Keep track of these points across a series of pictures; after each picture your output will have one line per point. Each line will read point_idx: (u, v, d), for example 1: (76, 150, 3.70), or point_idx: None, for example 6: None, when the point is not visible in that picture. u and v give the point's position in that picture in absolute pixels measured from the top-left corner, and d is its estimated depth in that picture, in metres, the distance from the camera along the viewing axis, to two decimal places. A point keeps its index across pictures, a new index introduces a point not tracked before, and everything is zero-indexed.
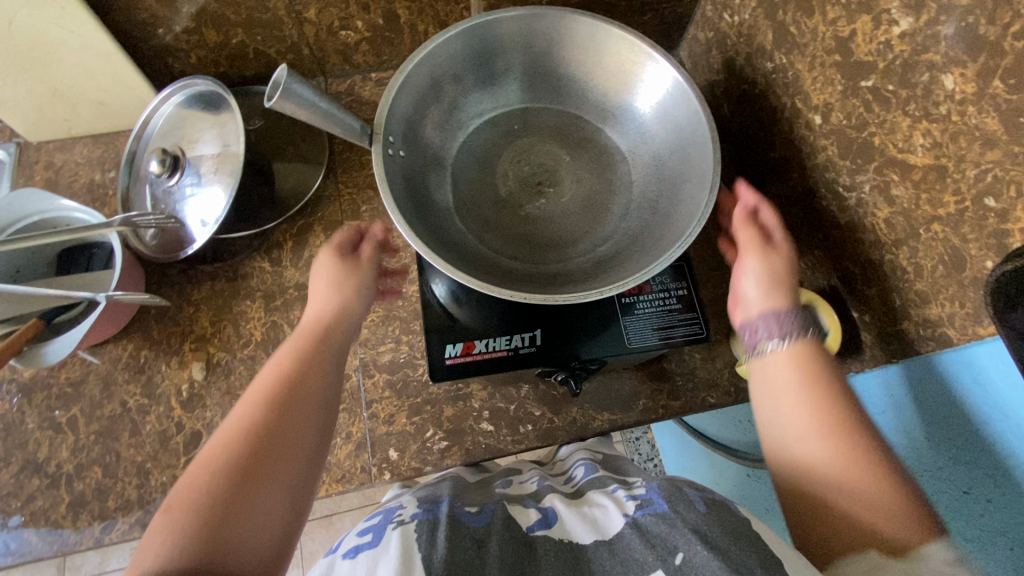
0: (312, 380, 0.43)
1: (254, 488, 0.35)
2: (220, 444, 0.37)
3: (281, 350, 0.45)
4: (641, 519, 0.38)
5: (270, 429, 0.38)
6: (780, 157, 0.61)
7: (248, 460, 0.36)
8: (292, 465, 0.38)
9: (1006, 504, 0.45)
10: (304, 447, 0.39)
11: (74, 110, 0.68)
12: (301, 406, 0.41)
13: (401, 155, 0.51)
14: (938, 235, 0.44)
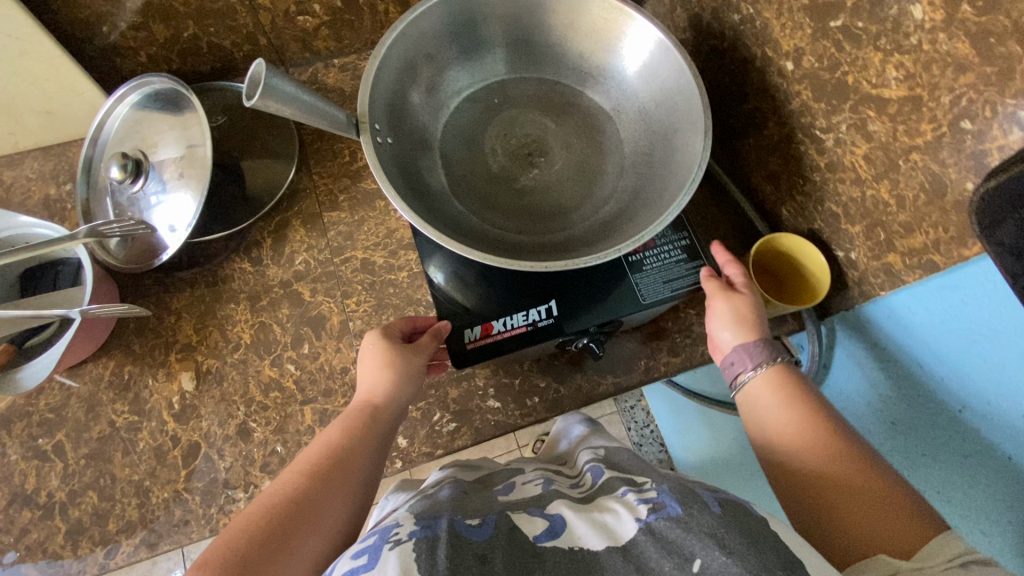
0: (356, 464, 0.43)
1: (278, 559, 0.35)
2: (263, 507, 0.38)
3: (332, 424, 0.46)
4: (655, 524, 0.32)
5: (305, 503, 0.39)
6: (754, 108, 0.62)
7: (282, 528, 0.37)
8: (317, 549, 0.38)
9: (1000, 418, 0.49)
10: (334, 528, 0.39)
11: (20, 122, 0.64)
12: (340, 487, 0.42)
13: (389, 142, 0.49)
14: (917, 164, 0.45)
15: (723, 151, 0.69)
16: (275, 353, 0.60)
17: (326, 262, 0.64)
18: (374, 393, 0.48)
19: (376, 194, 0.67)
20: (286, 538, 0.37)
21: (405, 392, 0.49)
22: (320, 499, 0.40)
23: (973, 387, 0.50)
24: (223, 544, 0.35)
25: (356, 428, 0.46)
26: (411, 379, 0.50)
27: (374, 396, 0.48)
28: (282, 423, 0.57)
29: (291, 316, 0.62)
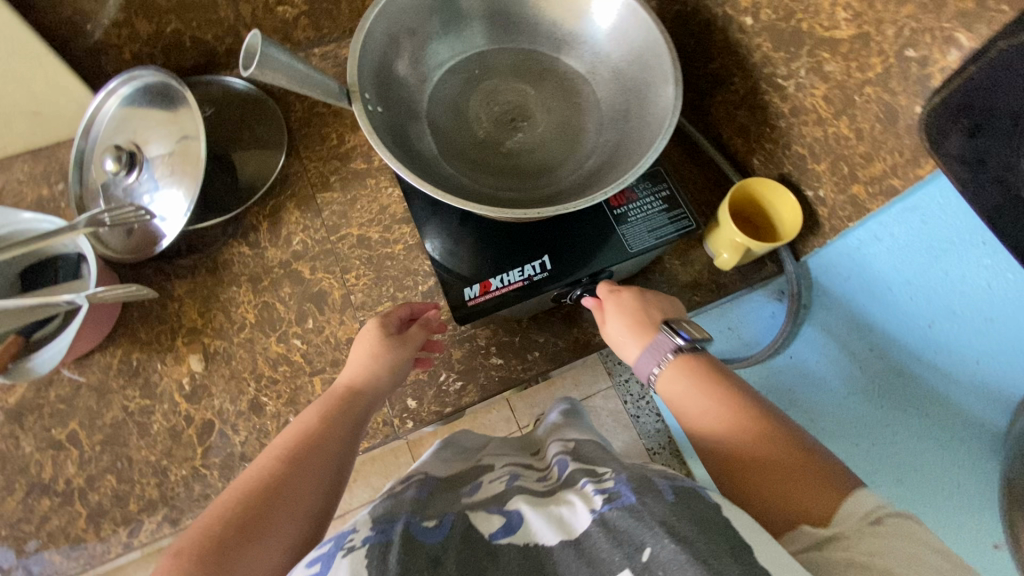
0: (333, 446, 0.45)
1: (246, 546, 0.36)
2: (232, 499, 0.39)
3: (307, 412, 0.48)
4: (606, 515, 0.34)
5: (279, 487, 0.40)
6: (720, 66, 0.65)
7: (256, 510, 0.38)
8: (293, 529, 0.39)
9: (966, 326, 0.52)
10: (308, 509, 0.40)
11: (9, 125, 0.64)
12: (316, 468, 0.42)
13: (379, 111, 0.52)
14: (871, 97, 0.49)
15: (694, 111, 0.73)
16: (280, 330, 0.62)
17: (323, 241, 0.66)
18: (354, 379, 0.50)
19: (367, 173, 0.69)
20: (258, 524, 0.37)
21: (384, 379, 0.51)
22: (295, 481, 0.41)
23: (938, 303, 0.54)
24: (197, 530, 0.36)
25: (332, 413, 0.47)
26: (388, 369, 0.51)
27: (353, 382, 0.50)
28: (293, 395, 0.59)
29: (293, 294, 0.63)
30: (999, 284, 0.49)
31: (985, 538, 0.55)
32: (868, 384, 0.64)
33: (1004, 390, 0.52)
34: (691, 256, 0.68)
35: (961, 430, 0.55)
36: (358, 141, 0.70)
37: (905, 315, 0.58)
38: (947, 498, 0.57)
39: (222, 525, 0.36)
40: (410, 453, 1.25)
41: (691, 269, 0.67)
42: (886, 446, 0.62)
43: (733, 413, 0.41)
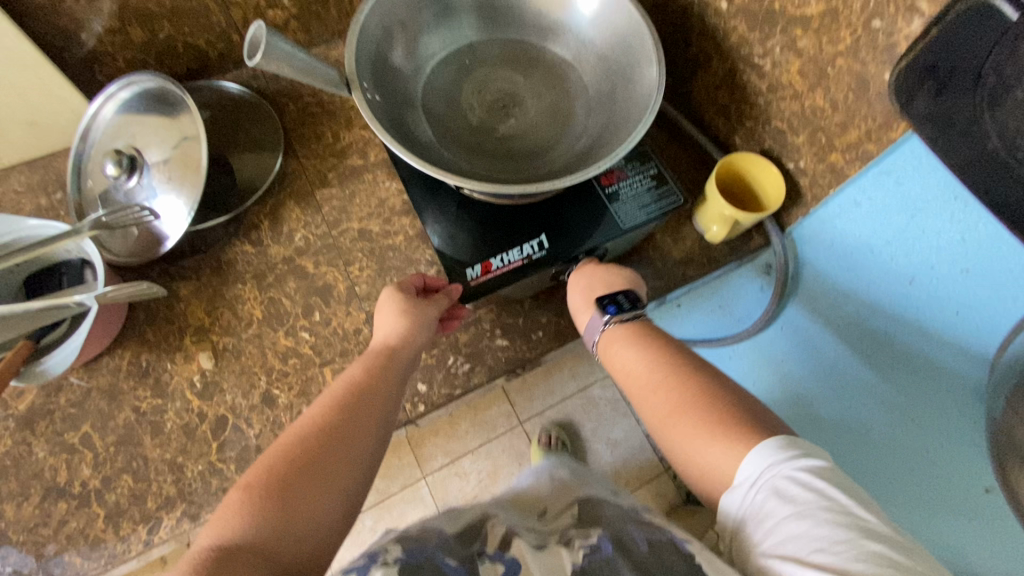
0: (379, 394, 0.47)
1: (311, 482, 0.40)
2: (294, 438, 0.43)
3: (354, 364, 0.51)
4: (589, 565, 0.43)
5: (335, 431, 0.43)
6: (698, 50, 0.68)
7: (311, 451, 0.42)
8: (348, 467, 0.42)
9: (943, 280, 0.54)
10: (362, 452, 0.43)
11: (4, 136, 0.65)
12: (365, 415, 0.46)
13: (377, 99, 0.53)
14: (843, 68, 0.53)
15: (676, 96, 0.76)
16: (288, 324, 0.63)
17: (324, 236, 0.67)
18: (392, 335, 0.52)
19: (364, 168, 0.70)
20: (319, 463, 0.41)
21: (419, 333, 0.53)
22: (344, 427, 0.44)
23: (916, 259, 0.56)
24: (261, 471, 0.40)
25: (375, 364, 0.50)
26: (423, 326, 0.54)
27: (391, 336, 0.52)
28: (305, 386, 0.60)
29: (298, 288, 0.65)
30: (973, 235, 0.51)
31: (976, 488, 0.55)
32: (857, 348, 0.66)
33: (983, 340, 0.52)
34: (682, 233, 0.70)
35: (950, 383, 0.56)
36: (354, 139, 0.72)
37: (888, 274, 0.60)
38: (938, 452, 0.59)
39: (285, 463, 0.40)
40: (414, 452, 1.25)
41: (682, 246, 0.70)
42: (880, 409, 0.65)
43: (663, 383, 0.47)
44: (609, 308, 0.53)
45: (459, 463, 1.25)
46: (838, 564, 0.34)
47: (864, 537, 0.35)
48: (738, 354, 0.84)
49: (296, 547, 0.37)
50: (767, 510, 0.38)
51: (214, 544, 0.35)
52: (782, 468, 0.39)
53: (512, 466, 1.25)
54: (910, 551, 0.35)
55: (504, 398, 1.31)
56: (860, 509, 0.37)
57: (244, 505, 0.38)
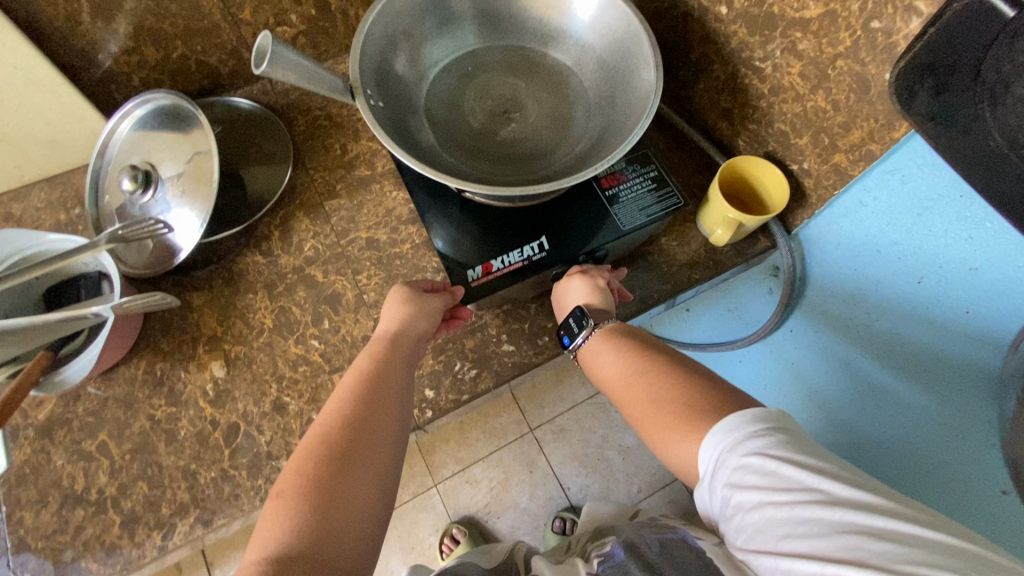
0: (390, 381, 0.50)
1: (349, 474, 0.42)
2: (321, 435, 0.45)
3: (359, 358, 0.53)
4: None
5: (359, 423, 0.46)
6: (699, 55, 0.69)
7: (338, 449, 0.43)
8: (377, 458, 0.45)
9: (950, 278, 0.54)
10: (388, 438, 0.46)
11: (25, 154, 0.67)
12: (383, 402, 0.48)
13: (380, 105, 0.55)
14: (843, 69, 0.53)
15: (678, 101, 0.76)
16: (298, 332, 0.64)
17: (333, 246, 0.68)
18: (393, 326, 0.55)
19: (371, 179, 0.72)
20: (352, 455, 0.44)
21: (422, 321, 0.56)
22: (364, 421, 0.46)
23: (922, 257, 0.56)
24: (292, 478, 0.42)
25: (381, 356, 0.52)
26: (426, 313, 0.57)
27: (393, 329, 0.55)
28: (314, 393, 0.61)
29: (308, 297, 0.66)
30: (979, 234, 0.51)
31: (991, 488, 0.54)
32: (865, 349, 0.66)
33: (994, 338, 0.52)
34: (687, 237, 0.71)
35: (964, 379, 0.56)
36: (361, 150, 0.73)
37: (894, 272, 0.59)
38: (952, 450, 0.58)
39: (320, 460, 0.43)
40: (425, 460, 1.26)
41: (687, 249, 0.70)
42: (891, 408, 0.64)
43: (638, 381, 0.50)
44: (568, 339, 0.58)
45: (470, 471, 1.25)
46: (807, 546, 0.35)
47: (824, 508, 0.36)
48: (751, 358, 0.82)
49: (346, 543, 0.39)
50: (735, 507, 0.39)
51: (265, 556, 0.37)
52: (736, 459, 0.39)
53: (523, 473, 1.25)
54: (869, 509, 0.35)
55: (514, 405, 1.31)
56: (815, 477, 0.37)
57: (292, 506, 0.40)
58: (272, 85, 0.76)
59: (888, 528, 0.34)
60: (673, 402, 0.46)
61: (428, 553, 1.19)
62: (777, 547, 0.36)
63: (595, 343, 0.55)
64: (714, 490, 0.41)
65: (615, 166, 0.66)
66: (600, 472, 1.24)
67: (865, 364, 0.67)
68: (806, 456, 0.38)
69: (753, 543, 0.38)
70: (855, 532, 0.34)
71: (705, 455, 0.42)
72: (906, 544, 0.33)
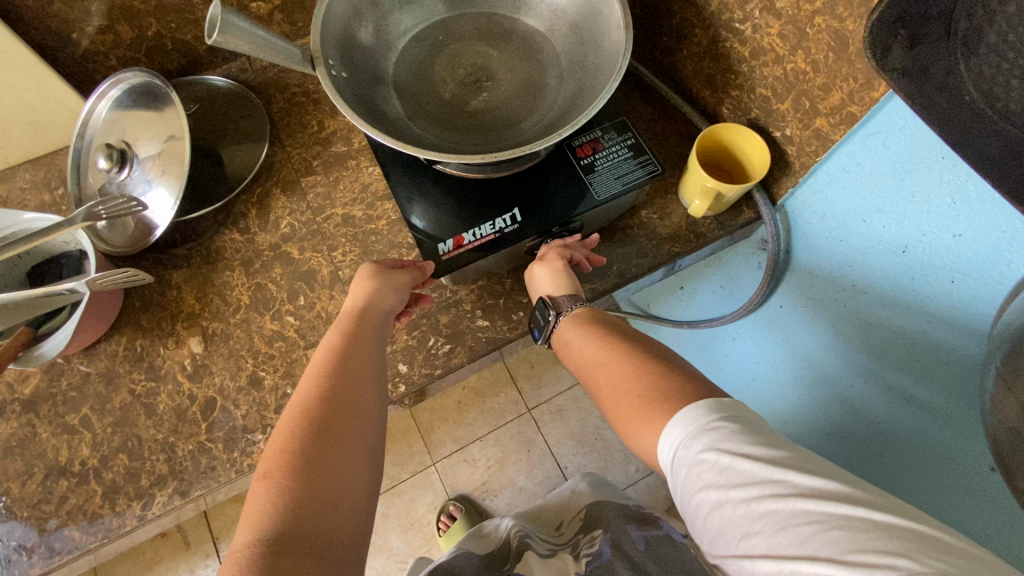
0: (362, 354, 0.50)
1: (332, 448, 0.41)
2: (296, 414, 0.43)
3: (327, 332, 0.52)
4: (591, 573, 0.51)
5: (335, 397, 0.45)
6: (681, 20, 0.66)
7: (318, 424, 0.42)
8: (359, 429, 0.44)
9: (936, 250, 0.51)
10: (368, 410, 0.46)
11: (9, 137, 0.68)
12: (359, 376, 0.48)
13: (344, 76, 0.55)
14: (821, 27, 0.50)
15: (663, 70, 0.74)
16: (274, 308, 0.64)
17: (309, 222, 0.68)
18: (362, 301, 0.54)
19: (347, 155, 0.71)
20: (333, 430, 0.43)
21: (391, 295, 0.56)
22: (341, 396, 0.45)
23: (907, 227, 0.53)
24: (271, 457, 0.40)
25: (352, 330, 0.51)
26: (396, 288, 0.56)
27: (362, 303, 0.54)
28: (289, 368, 0.62)
29: (284, 274, 0.66)
30: (962, 197, 0.48)
31: (980, 465, 0.52)
32: (852, 324, 0.64)
33: (979, 310, 0.50)
34: (668, 210, 0.69)
35: (948, 354, 0.53)
36: (338, 126, 0.73)
37: (880, 243, 0.57)
38: (937, 427, 0.56)
39: (298, 436, 0.41)
40: (423, 439, 1.27)
41: (668, 222, 0.68)
42: (878, 386, 0.62)
43: (601, 366, 0.50)
44: (538, 331, 0.60)
45: (467, 450, 1.26)
46: (765, 544, 0.35)
47: (778, 500, 0.36)
48: (745, 334, 0.80)
49: (337, 515, 0.38)
50: (697, 507, 0.39)
51: (256, 538, 0.36)
52: (693, 457, 0.39)
53: (520, 452, 1.25)
54: (819, 497, 0.35)
55: (512, 385, 1.31)
56: (768, 469, 0.37)
57: (277, 487, 0.38)
58: (250, 62, 0.76)
59: (838, 515, 0.34)
60: (629, 397, 0.46)
61: (426, 530, 1.21)
62: (740, 547, 0.37)
63: (564, 331, 0.56)
64: (676, 489, 0.41)
65: (592, 134, 0.64)
66: (597, 451, 1.24)
67: (851, 340, 0.65)
68: (757, 447, 0.38)
69: (718, 544, 0.38)
70: (808, 522, 0.34)
71: (665, 453, 0.42)
72: (854, 530, 0.33)
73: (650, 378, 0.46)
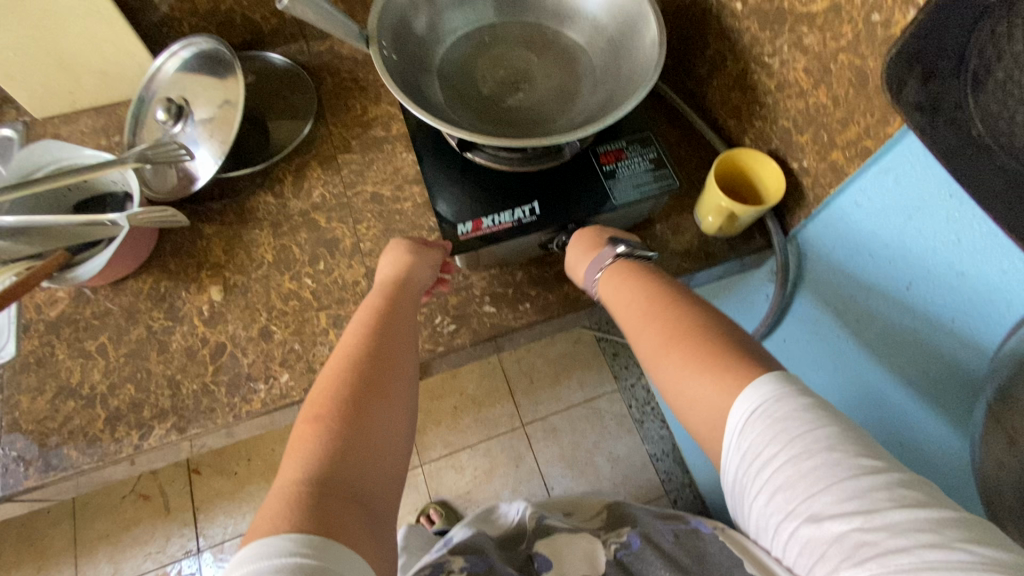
0: (403, 320, 0.52)
1: (380, 402, 0.44)
2: (352, 365, 0.46)
3: (369, 298, 0.54)
4: (622, 560, 0.57)
5: (384, 354, 0.47)
6: (715, 51, 0.70)
7: (368, 378, 0.45)
8: (401, 387, 0.47)
9: (938, 289, 0.53)
10: (408, 372, 0.48)
11: (79, 82, 0.74)
12: (402, 339, 0.50)
13: (393, 57, 0.59)
14: (845, 63, 0.53)
15: (692, 97, 0.77)
16: (294, 269, 0.67)
17: (340, 195, 0.72)
18: (401, 275, 0.57)
19: (385, 140, 0.76)
20: (381, 387, 0.45)
21: (425, 277, 0.59)
22: (388, 355, 0.48)
23: (915, 260, 0.54)
24: (323, 405, 0.43)
25: (392, 298, 0.54)
26: (428, 269, 0.60)
27: (401, 276, 0.57)
28: (300, 326, 0.64)
29: (309, 239, 0.69)
30: (967, 235, 0.49)
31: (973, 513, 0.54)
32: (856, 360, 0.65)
33: (977, 349, 0.51)
34: (682, 227, 0.71)
35: (947, 388, 0.55)
36: (379, 113, 0.77)
37: (885, 278, 0.58)
38: (933, 469, 0.58)
39: (353, 387, 0.44)
40: (414, 439, 1.27)
41: (681, 238, 0.70)
42: (880, 424, 0.64)
43: (660, 320, 0.48)
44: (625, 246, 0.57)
45: (457, 455, 1.26)
46: (836, 510, 0.36)
47: (857, 474, 0.37)
48: None
49: (378, 465, 0.41)
50: (758, 475, 0.40)
51: (306, 478, 0.38)
52: (773, 419, 0.39)
53: (509, 466, 1.24)
54: (898, 482, 0.36)
55: (509, 397, 1.31)
56: (851, 444, 0.38)
57: (336, 432, 0.41)
58: (308, 46, 0.81)
59: (915, 497, 0.35)
60: (697, 352, 0.45)
61: None
62: (803, 511, 0.37)
63: (618, 286, 0.54)
64: (734, 453, 0.41)
65: (617, 144, 0.67)
66: (586, 475, 1.23)
67: (852, 376, 0.66)
68: (838, 423, 0.39)
69: (775, 504, 0.39)
70: (886, 498, 0.35)
71: (737, 411, 0.41)
72: (932, 514, 0.35)
73: (702, 342, 0.45)
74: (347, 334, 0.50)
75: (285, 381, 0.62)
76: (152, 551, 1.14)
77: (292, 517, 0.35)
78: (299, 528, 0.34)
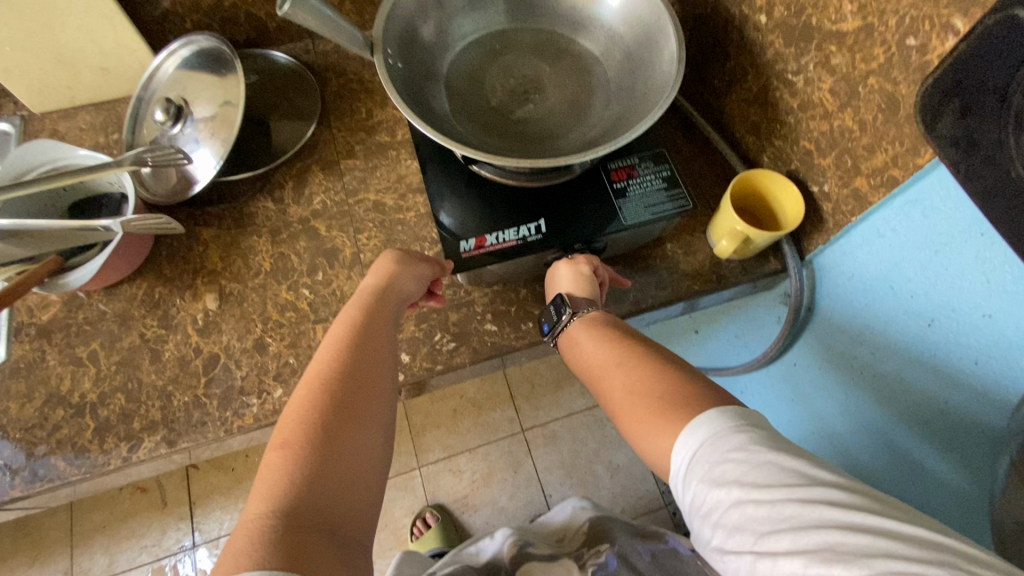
0: (380, 333, 0.50)
1: (352, 424, 0.42)
2: (319, 385, 0.44)
3: (346, 309, 0.52)
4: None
5: (353, 370, 0.45)
6: (735, 65, 0.67)
7: (340, 399, 0.43)
8: (377, 407, 0.44)
9: (962, 328, 0.50)
10: (385, 389, 0.46)
11: (78, 78, 0.72)
12: (376, 352, 0.48)
13: (398, 65, 0.57)
14: (874, 87, 0.50)
15: (709, 111, 0.74)
16: (291, 279, 0.66)
17: (341, 203, 0.70)
18: (382, 285, 0.55)
19: (389, 145, 0.73)
20: (355, 407, 0.43)
21: (410, 287, 0.57)
22: (362, 372, 0.46)
23: (938, 296, 0.52)
24: (290, 430, 0.41)
25: (371, 309, 0.52)
26: (414, 280, 0.57)
27: (383, 286, 0.55)
28: (295, 339, 0.63)
29: (308, 248, 0.67)
30: (999, 278, 0.46)
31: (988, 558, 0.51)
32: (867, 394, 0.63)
33: (999, 391, 0.48)
34: (694, 248, 0.69)
35: (966, 432, 0.52)
36: (385, 117, 0.75)
37: (905, 313, 0.55)
38: (947, 509, 0.56)
39: (322, 408, 0.42)
40: (413, 441, 1.26)
41: (692, 259, 0.68)
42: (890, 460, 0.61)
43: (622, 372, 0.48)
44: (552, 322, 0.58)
45: (455, 460, 1.24)
46: (786, 543, 0.32)
47: (805, 504, 0.33)
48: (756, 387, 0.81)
49: (352, 492, 0.39)
50: (710, 512, 0.36)
51: (273, 509, 0.36)
52: (716, 456, 0.37)
53: (507, 472, 1.23)
54: (851, 506, 0.33)
55: (510, 403, 1.30)
56: (796, 473, 0.35)
57: (301, 457, 0.39)
58: (313, 44, 0.79)
59: (868, 524, 0.32)
60: (645, 404, 0.44)
61: (399, 534, 1.19)
62: (757, 548, 0.34)
63: (585, 335, 0.54)
64: (687, 494, 0.39)
65: (628, 160, 0.64)
66: (585, 485, 1.21)
67: (862, 409, 0.64)
68: (782, 453, 0.36)
69: (731, 544, 0.35)
70: (835, 528, 0.32)
71: (681, 453, 0.39)
72: (888, 540, 0.31)
73: (663, 389, 0.44)
74: (317, 352, 0.48)
75: (278, 396, 0.60)
76: (147, 544, 1.14)
77: (256, 551, 0.33)
78: (264, 564, 0.32)
